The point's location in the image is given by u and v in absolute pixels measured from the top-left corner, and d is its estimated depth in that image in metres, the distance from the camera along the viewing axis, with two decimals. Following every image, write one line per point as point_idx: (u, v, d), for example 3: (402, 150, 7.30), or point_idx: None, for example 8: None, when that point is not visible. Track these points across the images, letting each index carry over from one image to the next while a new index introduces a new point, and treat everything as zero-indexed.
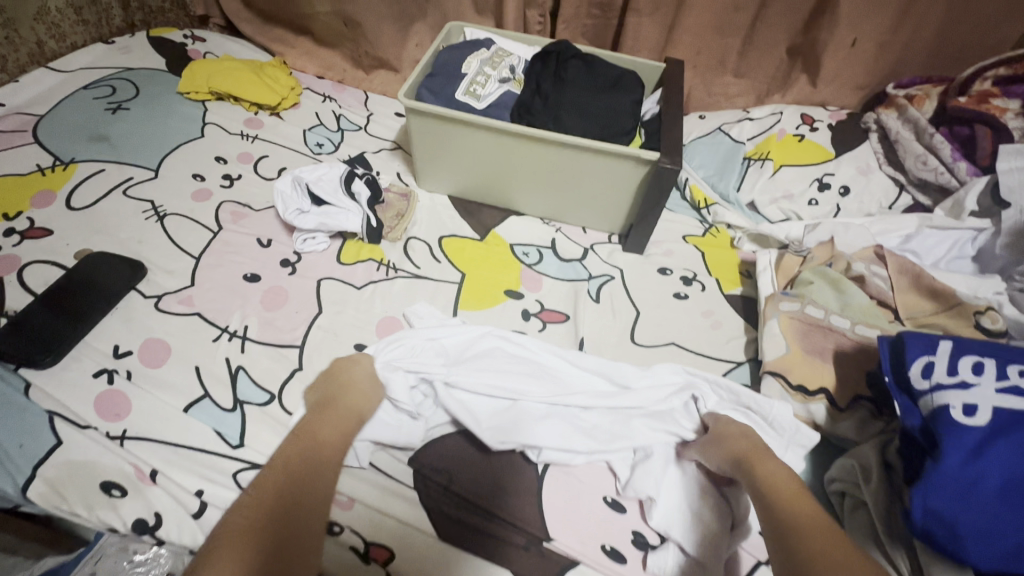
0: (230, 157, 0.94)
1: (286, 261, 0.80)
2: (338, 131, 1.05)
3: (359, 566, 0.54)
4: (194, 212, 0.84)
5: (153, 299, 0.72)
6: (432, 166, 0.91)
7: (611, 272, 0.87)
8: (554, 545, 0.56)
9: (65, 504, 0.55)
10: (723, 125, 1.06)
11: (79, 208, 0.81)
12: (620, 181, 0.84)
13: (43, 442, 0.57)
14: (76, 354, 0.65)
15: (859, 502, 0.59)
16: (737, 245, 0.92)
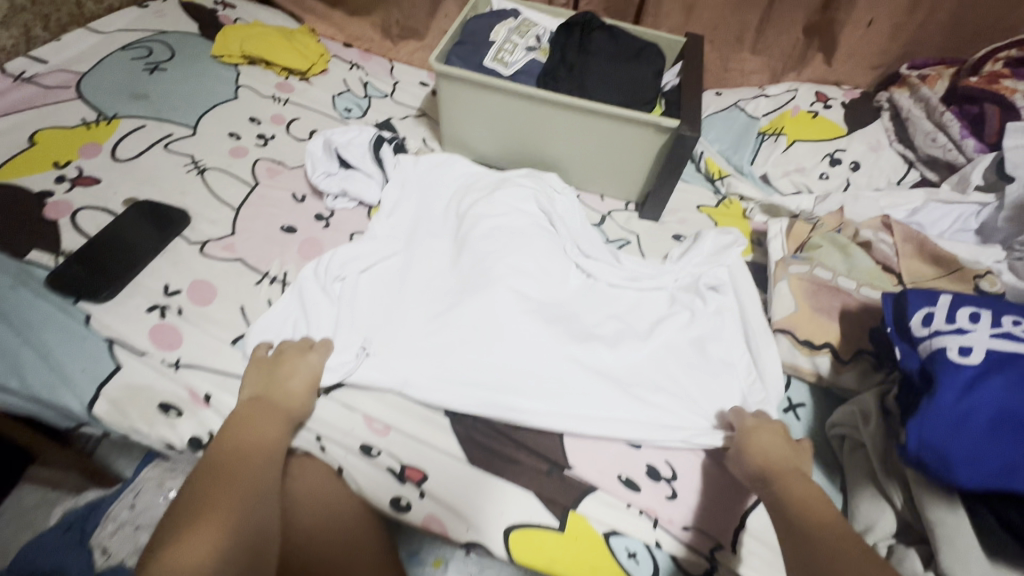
0: (263, 118, 0.98)
1: (320, 215, 0.85)
2: (365, 97, 1.09)
3: (394, 484, 0.60)
4: (232, 167, 0.88)
5: (197, 244, 0.76)
6: (458, 129, 0.96)
7: (627, 237, 0.92)
8: (574, 472, 0.61)
9: (126, 421, 0.60)
10: (739, 101, 1.09)
11: (123, 159, 0.85)
12: (642, 146, 0.87)
13: (105, 366, 0.62)
14: (129, 291, 0.69)
15: (857, 444, 0.64)
16: (750, 216, 0.97)
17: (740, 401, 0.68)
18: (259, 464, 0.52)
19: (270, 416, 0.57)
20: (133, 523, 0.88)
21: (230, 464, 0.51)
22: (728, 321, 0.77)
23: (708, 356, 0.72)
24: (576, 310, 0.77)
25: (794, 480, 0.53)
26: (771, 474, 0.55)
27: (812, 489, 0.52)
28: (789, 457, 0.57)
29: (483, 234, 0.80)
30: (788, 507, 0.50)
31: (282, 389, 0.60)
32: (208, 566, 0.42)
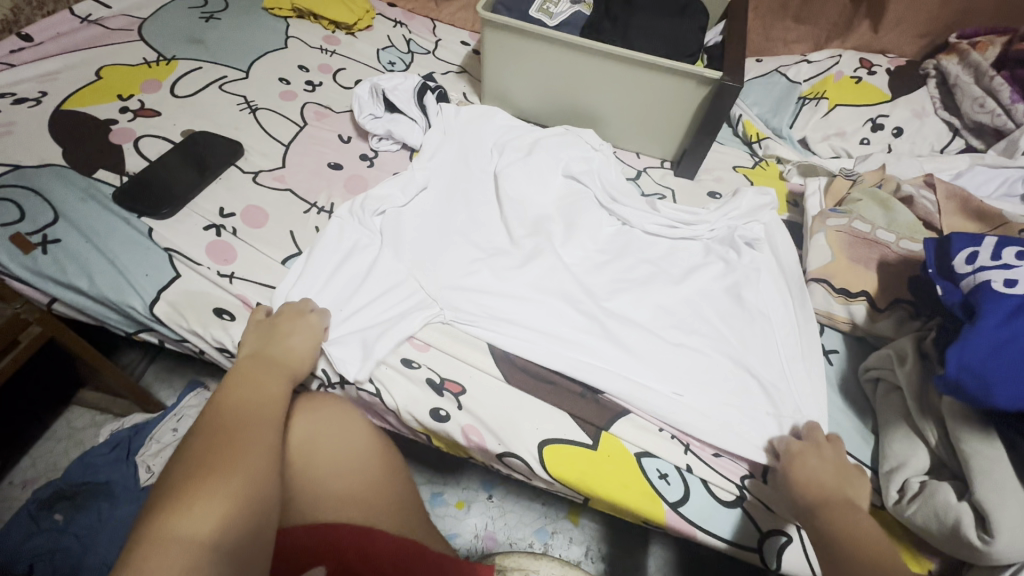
0: (311, 67, 1.01)
1: (365, 156, 0.87)
2: (408, 53, 1.11)
3: (433, 396, 0.61)
4: (282, 108, 0.91)
5: (250, 174, 0.79)
6: (499, 82, 0.98)
7: (663, 192, 0.93)
8: (608, 396, 0.62)
9: (183, 322, 0.63)
10: (780, 67, 1.08)
11: (182, 96, 0.89)
12: (681, 103, 0.89)
13: (165, 273, 0.66)
14: (187, 211, 0.73)
15: (891, 387, 0.64)
16: (786, 177, 0.96)
17: (773, 345, 0.69)
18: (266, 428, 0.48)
19: (271, 379, 0.53)
20: (173, 446, 0.92)
21: (234, 425, 0.47)
22: (763, 272, 0.77)
23: (743, 302, 0.72)
24: (610, 254, 0.78)
25: (848, 513, 0.49)
26: (826, 508, 0.50)
27: (866, 527, 0.47)
28: (843, 487, 0.52)
29: (515, 193, 0.82)
30: (843, 547, 0.46)
31: (280, 355, 0.56)
32: (212, 542, 0.39)
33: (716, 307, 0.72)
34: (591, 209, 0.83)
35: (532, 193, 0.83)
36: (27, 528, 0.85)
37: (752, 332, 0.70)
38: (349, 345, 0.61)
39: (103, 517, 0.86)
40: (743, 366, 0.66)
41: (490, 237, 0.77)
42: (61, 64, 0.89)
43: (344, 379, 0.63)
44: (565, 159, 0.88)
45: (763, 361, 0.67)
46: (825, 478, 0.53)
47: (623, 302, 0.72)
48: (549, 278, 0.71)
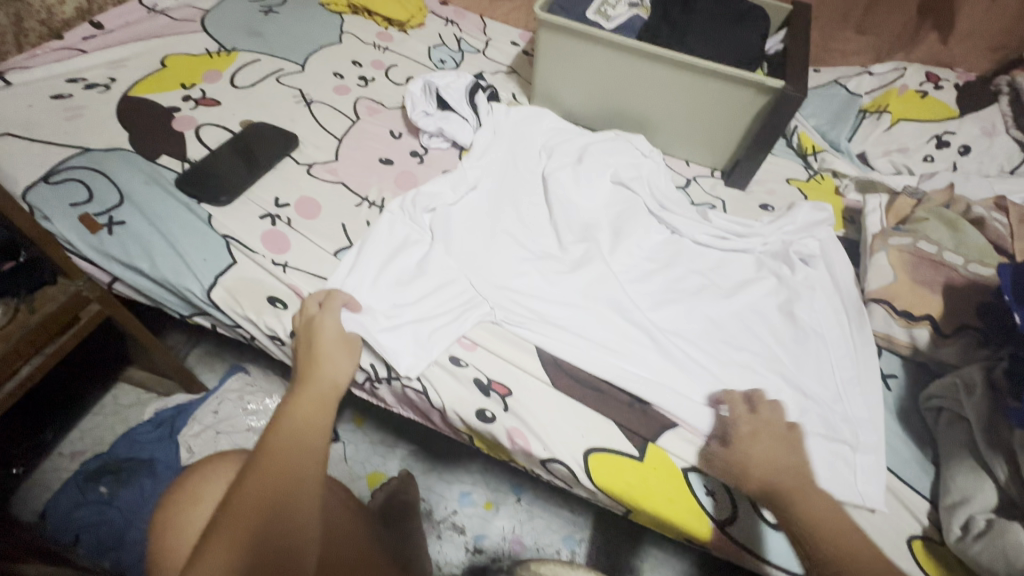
0: (364, 62, 1.03)
1: (415, 152, 0.88)
2: (459, 51, 1.12)
3: (479, 396, 0.60)
4: (336, 103, 0.93)
5: (305, 166, 0.80)
6: (550, 84, 0.97)
7: (713, 202, 0.91)
8: (656, 408, 0.61)
9: (238, 308, 0.65)
10: (840, 78, 1.05)
11: (241, 87, 0.91)
12: (737, 112, 0.87)
13: (222, 259, 0.67)
14: (244, 199, 0.74)
15: (956, 416, 0.61)
16: (842, 192, 0.93)
17: (829, 365, 0.67)
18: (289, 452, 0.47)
19: (299, 401, 0.52)
20: (215, 428, 0.95)
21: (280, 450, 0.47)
22: (818, 289, 0.74)
23: (797, 320, 0.70)
24: (658, 263, 0.77)
25: (801, 496, 0.50)
26: (784, 494, 0.50)
27: (816, 510, 0.49)
28: (798, 469, 0.53)
29: (564, 195, 0.82)
30: (804, 537, 0.47)
31: (310, 374, 0.55)
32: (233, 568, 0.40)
33: (769, 323, 0.70)
34: (638, 219, 0.81)
35: (581, 202, 0.82)
36: (74, 498, 0.88)
37: (807, 351, 0.67)
38: (398, 342, 0.61)
39: (145, 493, 0.89)
40: (796, 385, 0.64)
41: (538, 239, 0.76)
42: (129, 52, 0.92)
43: (390, 376, 0.63)
44: (613, 166, 0.87)
45: (820, 380, 0.65)
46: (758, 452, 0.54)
47: (672, 313, 0.70)
48: (597, 284, 0.70)
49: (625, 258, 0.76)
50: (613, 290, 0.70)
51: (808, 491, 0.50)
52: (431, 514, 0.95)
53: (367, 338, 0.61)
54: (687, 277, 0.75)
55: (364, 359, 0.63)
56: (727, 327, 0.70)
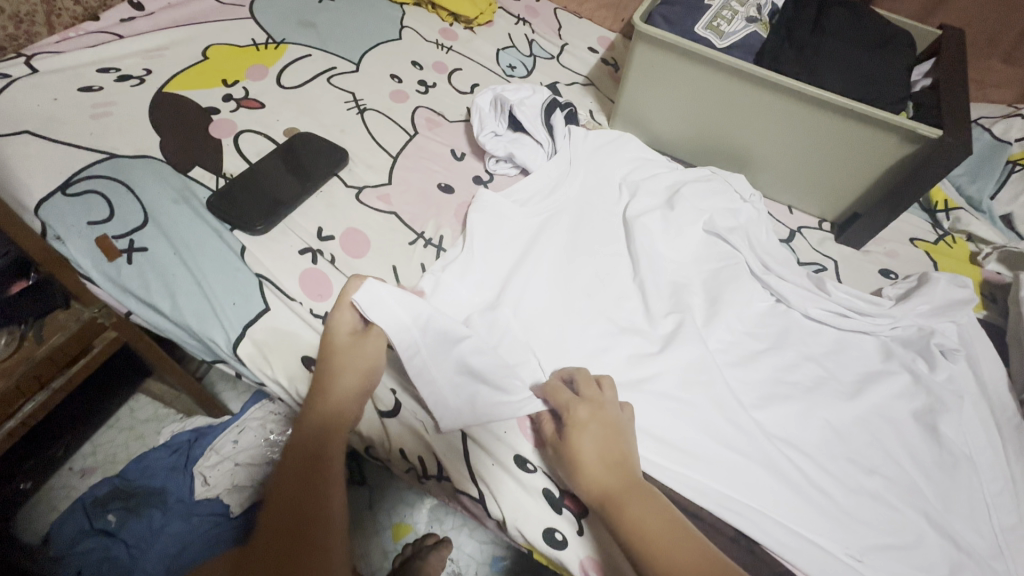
0: (425, 64, 0.91)
1: (478, 178, 0.76)
2: (531, 56, 0.99)
3: (549, 512, 0.50)
4: (392, 111, 0.81)
5: (354, 189, 0.70)
6: (637, 105, 0.84)
7: (823, 262, 0.77)
8: (770, 549, 0.49)
9: (268, 368, 0.55)
10: (981, 119, 0.89)
11: (288, 87, 0.80)
12: (868, 160, 0.72)
13: (253, 305, 0.57)
14: (283, 228, 0.64)
15: None
16: (980, 261, 0.78)
17: (983, 506, 0.53)
18: (295, 485, 0.46)
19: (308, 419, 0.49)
20: (233, 459, 0.87)
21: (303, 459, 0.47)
22: (966, 396, 0.60)
23: (942, 439, 0.56)
24: (763, 345, 0.63)
25: (640, 500, 0.44)
26: (609, 510, 0.43)
27: (646, 515, 0.42)
28: (621, 462, 0.46)
29: (649, 242, 0.68)
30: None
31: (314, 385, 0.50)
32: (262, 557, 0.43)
33: (906, 439, 0.57)
34: (737, 283, 0.67)
35: (667, 258, 0.68)
36: (79, 526, 0.80)
37: (955, 483, 0.54)
38: (454, 406, 0.51)
39: (154, 527, 0.81)
40: (944, 530, 0.51)
41: (619, 302, 0.64)
42: (168, 39, 0.82)
43: (440, 474, 0.53)
44: (708, 212, 0.72)
45: (972, 522, 0.52)
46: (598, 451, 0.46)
47: (784, 414, 0.57)
48: (694, 372, 0.58)
49: (720, 334, 0.63)
50: (711, 384, 0.57)
51: (637, 507, 0.43)
52: None
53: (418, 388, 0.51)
54: (800, 366, 0.61)
55: (411, 451, 0.53)
56: (852, 437, 0.56)
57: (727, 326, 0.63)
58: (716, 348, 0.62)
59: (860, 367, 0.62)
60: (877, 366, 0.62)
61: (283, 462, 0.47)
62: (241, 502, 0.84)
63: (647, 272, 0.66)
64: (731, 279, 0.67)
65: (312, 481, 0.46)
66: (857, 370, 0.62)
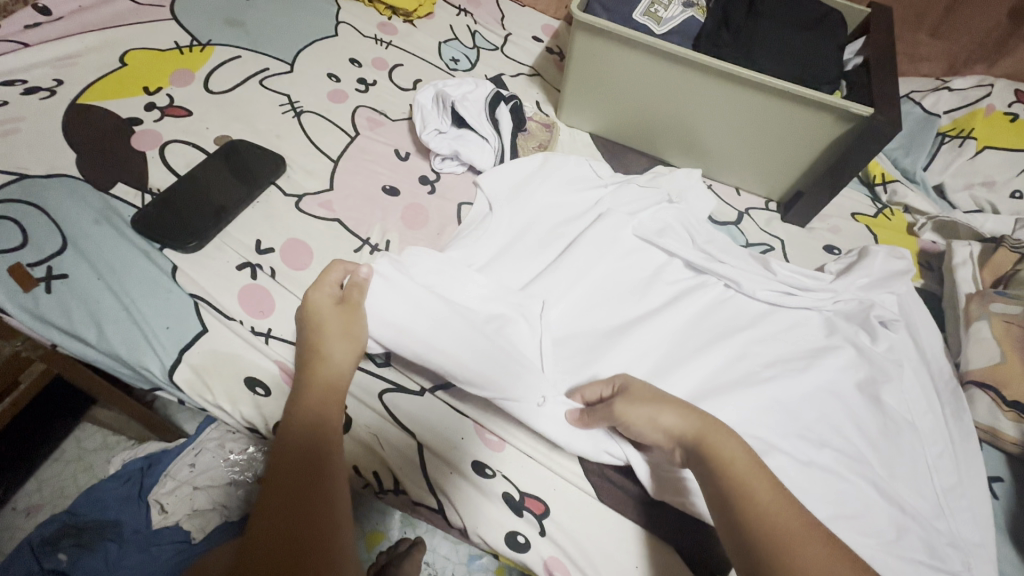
0: (364, 61, 0.88)
1: (425, 178, 0.74)
2: (474, 48, 0.96)
3: (510, 517, 0.50)
4: (331, 112, 0.78)
5: (294, 198, 0.67)
6: (583, 95, 0.83)
7: (770, 242, 0.79)
8: None
9: (209, 394, 0.53)
10: (913, 92, 0.92)
11: (216, 92, 0.76)
12: (807, 140, 0.74)
13: (189, 327, 0.54)
14: (219, 243, 0.60)
15: None
16: (916, 232, 0.81)
17: (925, 469, 0.56)
18: (285, 495, 0.41)
19: (296, 408, 0.46)
20: (191, 484, 0.83)
21: (297, 458, 0.43)
22: (906, 364, 0.62)
23: (886, 408, 0.59)
24: (712, 332, 0.64)
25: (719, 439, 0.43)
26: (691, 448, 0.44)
27: (730, 453, 0.42)
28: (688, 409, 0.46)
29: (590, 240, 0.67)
30: (763, 551, 0.37)
31: (309, 385, 0.47)
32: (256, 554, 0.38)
33: (854, 411, 0.58)
34: (675, 281, 0.68)
35: (614, 257, 0.67)
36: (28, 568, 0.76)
37: (900, 450, 0.56)
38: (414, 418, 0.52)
39: (111, 561, 0.77)
40: (891, 497, 0.53)
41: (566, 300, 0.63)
42: (82, 46, 0.76)
43: (397, 487, 0.52)
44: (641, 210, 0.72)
45: (917, 487, 0.55)
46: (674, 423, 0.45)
47: (740, 400, 0.57)
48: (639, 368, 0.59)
49: (664, 329, 0.63)
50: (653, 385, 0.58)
51: (722, 441, 0.43)
52: None
53: (386, 401, 0.53)
54: (744, 352, 0.62)
55: (367, 467, 0.52)
56: (805, 413, 0.58)
57: (670, 320, 0.64)
58: (663, 342, 0.62)
59: (808, 345, 0.64)
60: (823, 342, 0.64)
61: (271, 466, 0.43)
62: (202, 526, 0.81)
63: (593, 270, 0.65)
64: (666, 275, 0.68)
65: (301, 485, 0.41)
66: (806, 347, 0.64)
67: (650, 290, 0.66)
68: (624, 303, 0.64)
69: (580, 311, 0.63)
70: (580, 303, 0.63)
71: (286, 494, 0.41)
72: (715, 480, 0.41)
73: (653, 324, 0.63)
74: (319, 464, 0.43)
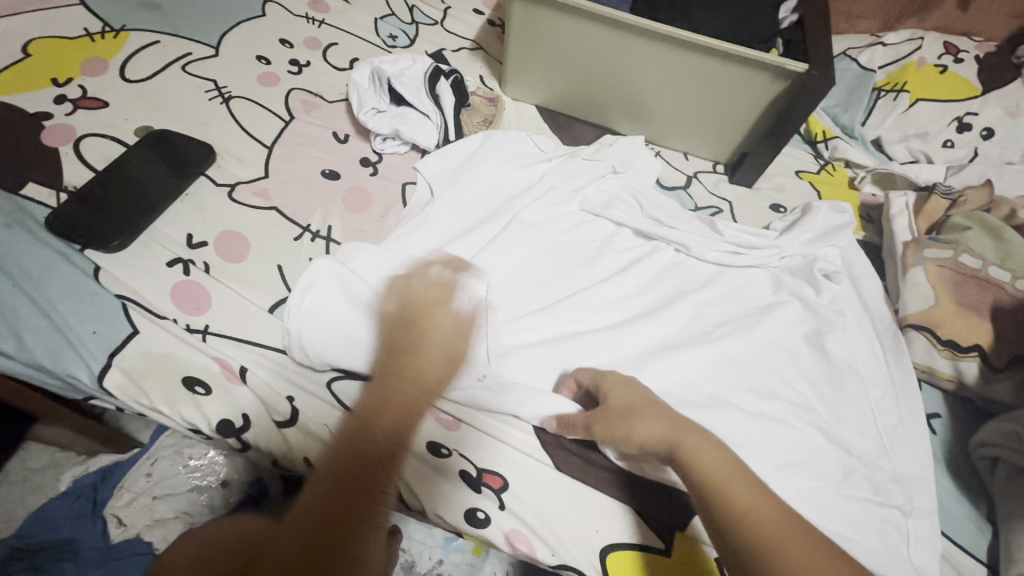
0: (296, 41, 0.83)
1: (366, 160, 0.72)
2: (412, 23, 0.93)
3: (469, 493, 0.49)
4: (262, 96, 0.74)
5: (226, 188, 0.64)
6: (524, 66, 0.82)
7: (719, 204, 0.80)
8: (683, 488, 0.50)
9: (145, 398, 0.50)
10: (849, 50, 0.93)
11: (134, 80, 0.71)
12: (747, 100, 0.74)
13: (119, 330, 0.51)
14: (146, 240, 0.57)
15: (1014, 470, 0.53)
16: (858, 185, 0.83)
17: (868, 411, 0.58)
18: (348, 493, 0.42)
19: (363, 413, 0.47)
20: (150, 493, 0.81)
21: (364, 459, 0.44)
22: (848, 313, 0.65)
23: (830, 356, 0.60)
24: (659, 297, 0.65)
25: (700, 445, 0.44)
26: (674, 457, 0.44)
27: (711, 461, 0.43)
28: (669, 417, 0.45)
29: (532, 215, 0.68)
30: (739, 545, 0.40)
31: (394, 392, 0.48)
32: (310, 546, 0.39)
33: (801, 362, 0.60)
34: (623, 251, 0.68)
35: (557, 231, 0.68)
36: None
37: (845, 396, 0.58)
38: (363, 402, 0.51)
39: None
40: (838, 441, 0.55)
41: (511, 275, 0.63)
42: None
43: None
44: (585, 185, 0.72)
45: (861, 430, 0.57)
46: (659, 435, 0.44)
47: (686, 360, 0.58)
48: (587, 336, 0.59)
49: (610, 298, 0.63)
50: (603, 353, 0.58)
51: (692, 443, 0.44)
52: (413, 566, 0.85)
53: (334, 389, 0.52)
54: (690, 313, 0.63)
55: (317, 457, 0.51)
56: (753, 367, 0.59)
57: (616, 289, 0.64)
58: (611, 310, 0.62)
59: (755, 302, 0.65)
60: (768, 298, 0.65)
61: (334, 462, 0.44)
62: (165, 536, 0.78)
63: (535, 244, 0.65)
64: (612, 246, 0.68)
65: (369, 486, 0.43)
66: (752, 304, 0.65)
67: (597, 260, 0.66)
68: (572, 275, 0.64)
69: (526, 285, 0.62)
70: (525, 278, 0.63)
71: (355, 488, 0.43)
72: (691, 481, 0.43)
73: (599, 294, 0.63)
74: (385, 463, 0.45)
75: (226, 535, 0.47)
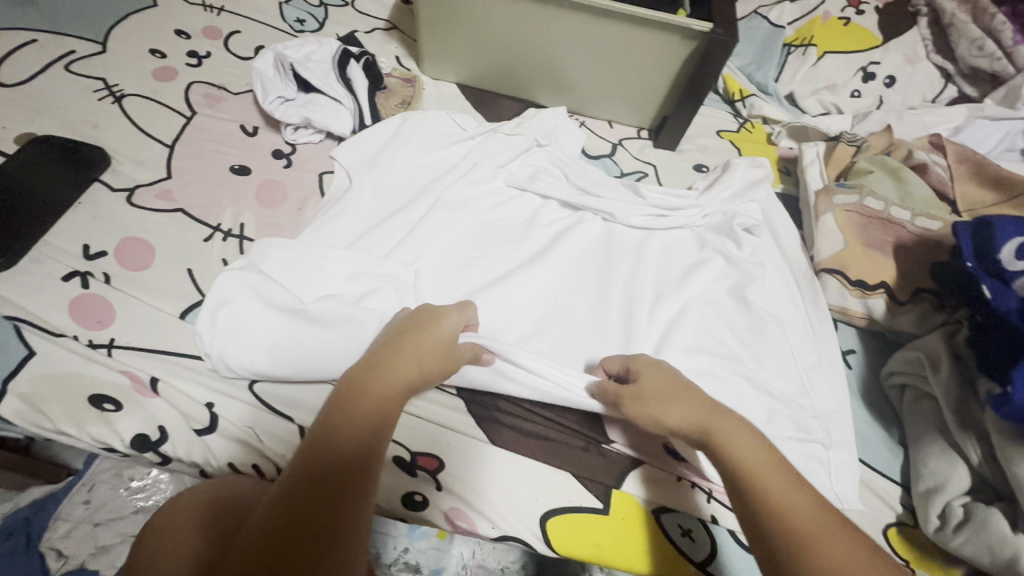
0: (193, 31, 0.79)
1: (279, 152, 0.69)
2: (321, 5, 0.89)
3: (404, 478, 0.49)
4: (159, 92, 0.70)
5: (123, 192, 0.60)
6: (439, 43, 0.80)
7: (644, 169, 0.81)
8: (615, 448, 0.52)
9: (48, 421, 0.47)
10: (760, 8, 0.94)
11: (11, 84, 0.66)
12: (660, 63, 0.75)
13: (12, 354, 0.48)
14: (36, 255, 0.53)
15: (920, 393, 0.58)
16: (774, 140, 0.85)
17: (789, 355, 0.61)
18: (322, 491, 0.37)
19: (360, 397, 0.42)
20: (90, 520, 0.76)
21: (338, 449, 0.39)
22: (768, 264, 0.67)
23: (751, 306, 0.63)
24: (589, 266, 0.65)
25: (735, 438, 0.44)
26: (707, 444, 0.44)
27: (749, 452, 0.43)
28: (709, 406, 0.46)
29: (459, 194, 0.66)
30: (778, 545, 0.39)
31: (400, 371, 0.44)
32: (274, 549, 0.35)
33: (725, 315, 0.62)
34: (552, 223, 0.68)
35: (485, 208, 0.67)
36: None
37: (765, 343, 0.61)
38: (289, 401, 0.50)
39: None
40: (762, 386, 0.57)
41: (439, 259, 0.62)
42: None
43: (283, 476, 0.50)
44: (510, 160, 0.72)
45: (782, 373, 0.59)
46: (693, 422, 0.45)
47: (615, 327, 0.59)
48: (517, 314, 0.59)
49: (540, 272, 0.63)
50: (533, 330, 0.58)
51: (725, 428, 0.44)
52: None
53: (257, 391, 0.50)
54: (618, 279, 0.64)
55: (244, 461, 0.49)
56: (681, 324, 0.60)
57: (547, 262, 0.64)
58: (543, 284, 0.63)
59: (681, 261, 0.67)
60: (693, 256, 0.67)
61: (310, 455, 0.39)
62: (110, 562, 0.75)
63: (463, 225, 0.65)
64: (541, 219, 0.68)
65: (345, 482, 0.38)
66: (678, 263, 0.67)
67: (528, 234, 0.66)
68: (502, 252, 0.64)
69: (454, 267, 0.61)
70: (453, 260, 0.62)
71: (325, 481, 0.38)
72: (728, 474, 0.42)
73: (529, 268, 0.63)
74: (362, 457, 0.40)
75: (219, 505, 0.44)
